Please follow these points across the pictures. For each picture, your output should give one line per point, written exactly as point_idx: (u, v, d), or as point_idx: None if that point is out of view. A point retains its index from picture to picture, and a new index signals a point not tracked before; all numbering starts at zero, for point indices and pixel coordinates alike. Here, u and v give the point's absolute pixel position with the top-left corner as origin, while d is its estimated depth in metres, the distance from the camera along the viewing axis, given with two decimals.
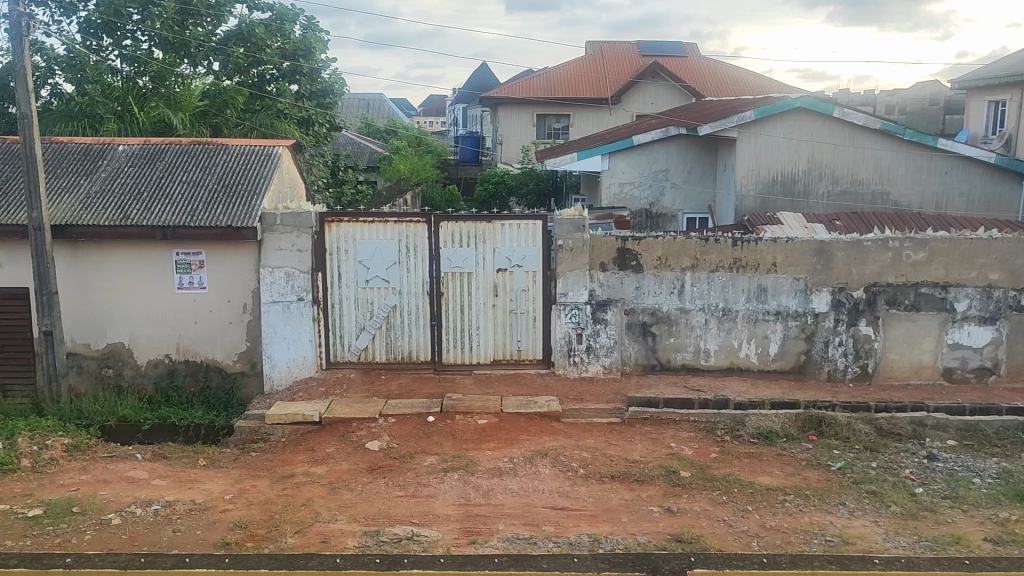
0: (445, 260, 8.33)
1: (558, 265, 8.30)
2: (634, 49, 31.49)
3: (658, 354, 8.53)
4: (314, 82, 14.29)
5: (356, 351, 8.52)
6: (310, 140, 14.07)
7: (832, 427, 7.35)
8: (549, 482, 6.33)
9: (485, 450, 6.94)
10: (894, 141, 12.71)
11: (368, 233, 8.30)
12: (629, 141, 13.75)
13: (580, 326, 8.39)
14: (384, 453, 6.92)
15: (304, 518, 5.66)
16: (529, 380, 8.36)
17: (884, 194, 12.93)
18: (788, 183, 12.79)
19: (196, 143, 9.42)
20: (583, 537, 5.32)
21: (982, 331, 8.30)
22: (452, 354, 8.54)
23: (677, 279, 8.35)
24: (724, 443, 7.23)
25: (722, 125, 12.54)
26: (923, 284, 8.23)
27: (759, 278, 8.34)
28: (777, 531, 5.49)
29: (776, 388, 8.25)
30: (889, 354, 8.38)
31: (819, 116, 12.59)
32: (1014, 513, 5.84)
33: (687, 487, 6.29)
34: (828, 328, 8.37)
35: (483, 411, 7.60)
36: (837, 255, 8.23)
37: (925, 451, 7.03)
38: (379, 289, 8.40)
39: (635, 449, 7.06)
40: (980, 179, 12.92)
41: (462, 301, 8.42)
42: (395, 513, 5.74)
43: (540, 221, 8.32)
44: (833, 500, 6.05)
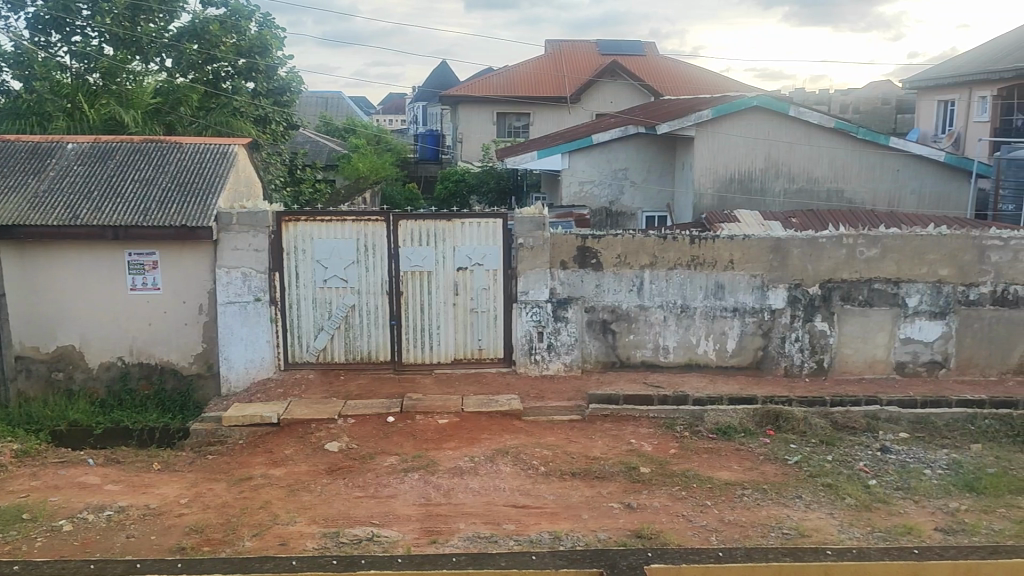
0: (404, 259, 8.29)
1: (518, 264, 8.31)
2: (593, 47, 31.61)
3: (618, 351, 8.59)
4: (270, 79, 14.11)
5: (314, 351, 8.45)
6: (267, 138, 13.85)
7: (789, 421, 7.45)
8: (509, 481, 6.34)
9: (445, 449, 6.92)
10: (847, 139, 12.95)
11: (326, 232, 8.25)
12: (588, 140, 13.80)
13: (540, 325, 8.42)
14: (344, 454, 6.88)
15: (262, 521, 5.60)
16: (490, 380, 8.36)
17: (839, 192, 13.15)
18: (745, 182, 12.93)
19: (148, 141, 9.27)
20: (544, 535, 5.34)
21: (932, 326, 8.48)
22: (412, 353, 8.50)
23: (637, 276, 8.41)
24: (683, 438, 7.31)
25: (680, 124, 12.62)
26: (876, 280, 8.37)
27: (716, 275, 8.43)
28: (735, 525, 5.56)
29: (733, 383, 8.35)
30: (844, 349, 8.53)
31: (775, 116, 12.75)
32: (964, 504, 6.00)
33: (647, 482, 6.34)
34: (784, 325, 8.49)
35: (443, 411, 7.59)
36: (793, 252, 8.36)
37: (879, 444, 7.18)
38: (337, 288, 8.34)
39: (595, 446, 7.09)
40: (929, 177, 13.24)
41: (422, 300, 8.39)
42: (355, 514, 5.71)
43: (499, 220, 8.33)
44: (790, 494, 6.14)
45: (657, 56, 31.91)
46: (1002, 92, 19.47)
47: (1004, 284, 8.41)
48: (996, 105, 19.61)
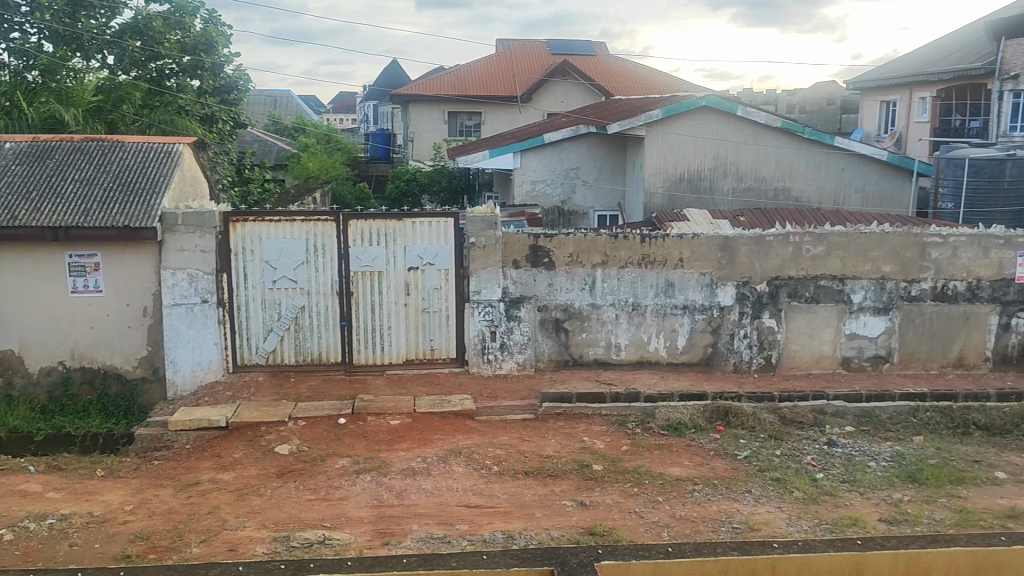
0: (355, 259, 8.22)
1: (470, 263, 8.30)
2: (544, 47, 31.71)
3: (571, 350, 8.63)
4: (216, 77, 13.87)
5: (264, 353, 8.34)
6: (213, 137, 13.65)
7: (738, 417, 7.56)
8: (462, 481, 6.33)
9: (397, 450, 6.89)
10: (794, 138, 13.18)
11: (274, 232, 8.15)
12: (540, 139, 13.82)
13: (493, 324, 8.42)
14: (294, 457, 6.80)
15: (210, 527, 5.52)
16: (443, 380, 8.34)
17: (786, 191, 13.38)
18: (694, 181, 13.08)
19: (89, 140, 9.07)
20: (497, 535, 5.35)
21: (876, 322, 8.67)
22: (363, 354, 8.43)
23: (589, 275, 8.47)
24: (635, 435, 7.37)
25: (631, 124, 12.71)
26: (821, 277, 8.54)
27: (666, 274, 8.52)
28: (686, 520, 5.63)
29: (684, 380, 8.45)
30: (792, 345, 8.68)
31: (723, 115, 12.91)
32: (907, 495, 6.15)
33: (599, 479, 6.39)
34: (733, 321, 8.61)
35: (395, 411, 7.55)
36: (741, 250, 8.48)
37: (826, 438, 7.32)
38: (287, 289, 8.25)
39: (548, 445, 7.11)
40: (873, 176, 13.55)
41: (373, 301, 8.33)
42: (306, 517, 5.66)
43: (450, 219, 8.32)
44: (739, 488, 6.23)
45: (608, 56, 32.12)
46: (941, 93, 20.15)
47: (944, 280, 8.63)
48: (936, 105, 20.29)
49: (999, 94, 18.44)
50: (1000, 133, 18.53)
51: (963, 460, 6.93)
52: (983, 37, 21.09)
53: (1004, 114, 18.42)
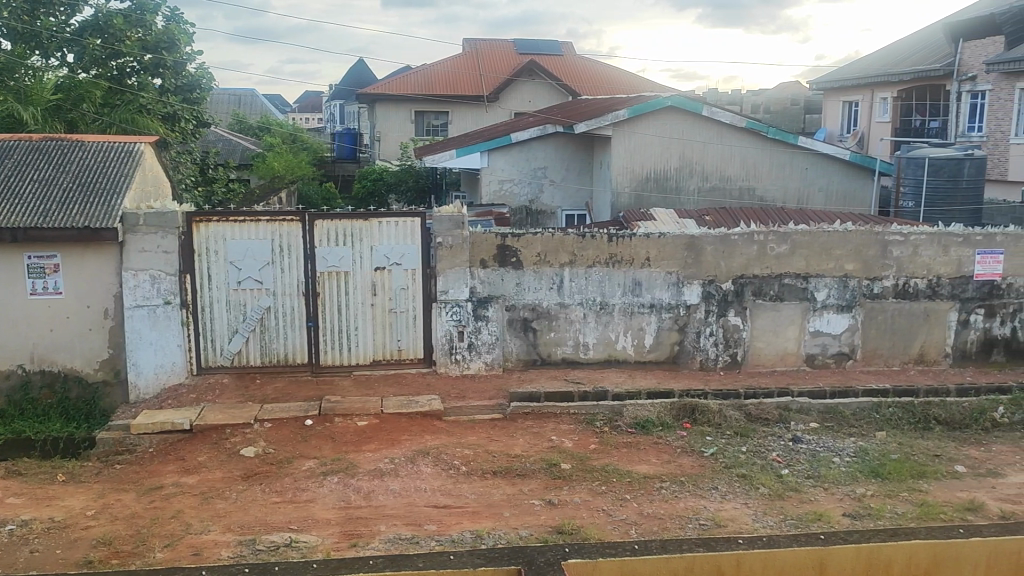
0: (321, 259, 8.17)
1: (437, 263, 8.28)
2: (511, 46, 31.75)
3: (539, 349, 8.64)
4: (178, 76, 13.69)
5: (229, 355, 8.26)
6: (176, 136, 13.47)
7: (704, 414, 7.62)
8: (430, 481, 6.31)
9: (365, 452, 6.86)
10: (758, 138, 13.31)
11: (239, 232, 8.07)
12: (507, 138, 13.81)
13: (460, 324, 8.41)
14: (260, 459, 6.73)
15: (174, 531, 5.45)
16: (411, 380, 8.31)
17: (751, 190, 13.51)
18: (661, 180, 13.15)
19: (48, 139, 8.89)
20: (466, 535, 5.35)
21: (840, 319, 8.79)
22: (330, 355, 8.38)
23: (557, 274, 8.49)
24: (603, 434, 7.40)
25: (598, 124, 12.76)
26: (786, 275, 8.64)
27: (634, 273, 8.56)
28: (653, 518, 5.67)
29: (651, 378, 8.50)
30: (757, 343, 8.77)
31: (689, 116, 13.00)
32: (870, 489, 6.25)
33: (567, 478, 6.41)
34: (699, 320, 8.68)
35: (362, 412, 7.51)
36: (707, 249, 8.54)
37: (790, 434, 7.41)
38: (252, 290, 8.17)
39: (516, 444, 7.12)
40: (836, 175, 13.74)
41: (340, 301, 8.28)
42: (273, 520, 5.61)
43: (418, 219, 8.29)
44: (706, 485, 6.29)
45: (574, 56, 32.20)
46: (901, 93, 20.47)
47: (905, 277, 8.77)
48: (896, 105, 20.63)
49: (957, 95, 18.84)
50: (958, 133, 18.94)
51: (924, 454, 7.06)
52: (939, 39, 21.61)
53: (962, 115, 18.84)
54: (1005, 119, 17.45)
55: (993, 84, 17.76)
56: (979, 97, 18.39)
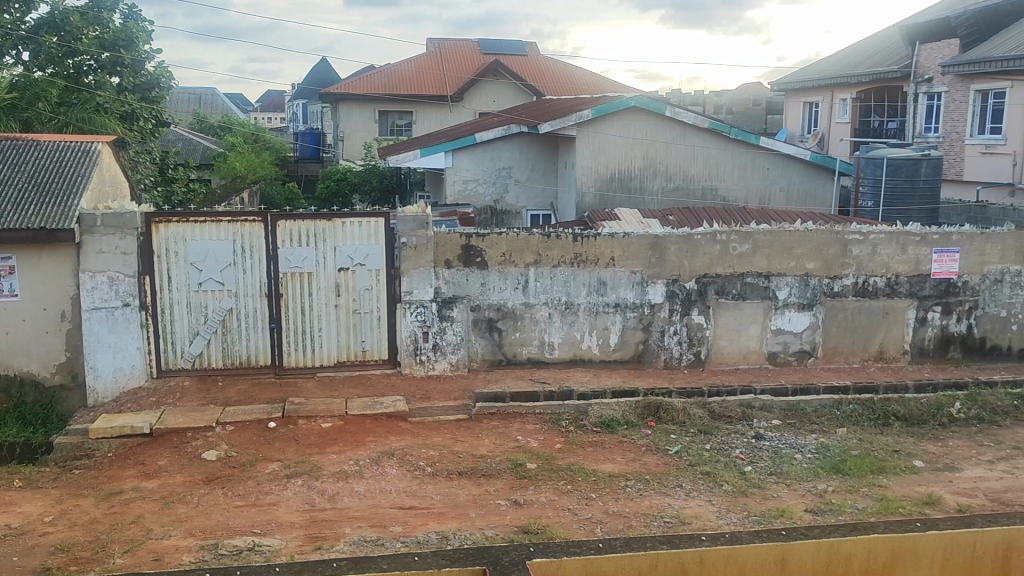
0: (284, 260, 8.09)
1: (401, 264, 8.25)
2: (476, 46, 31.73)
3: (505, 349, 8.65)
4: (137, 74, 13.51)
5: (190, 357, 8.16)
6: (134, 135, 13.32)
7: (668, 413, 7.68)
8: (395, 482, 6.29)
9: (329, 454, 6.80)
10: (721, 139, 13.44)
11: (200, 233, 7.97)
12: (471, 138, 13.77)
13: (425, 325, 8.39)
14: (222, 462, 6.65)
15: (134, 536, 5.36)
16: (376, 381, 8.27)
17: (714, 190, 13.63)
18: (625, 180, 13.21)
19: (3, 139, 8.75)
20: (431, 536, 5.33)
21: (801, 317, 8.90)
22: (293, 357, 8.31)
23: (522, 274, 8.49)
24: (568, 433, 7.42)
25: (562, 124, 12.81)
26: (748, 274, 8.73)
27: (599, 272, 8.60)
28: (619, 516, 5.70)
29: (616, 377, 8.54)
30: (720, 341, 8.86)
31: (652, 116, 13.08)
32: (831, 485, 6.34)
33: (533, 478, 6.41)
34: (663, 319, 8.74)
35: (327, 414, 7.45)
36: (670, 248, 8.60)
37: (754, 431, 7.49)
38: (213, 291, 8.08)
39: (482, 444, 7.11)
40: (796, 175, 13.92)
41: (303, 302, 8.21)
42: (235, 524, 5.54)
43: (382, 219, 8.24)
44: (671, 483, 6.33)
45: (539, 56, 32.26)
46: (860, 94, 20.85)
47: (864, 276, 8.91)
48: (855, 106, 20.99)
49: (914, 96, 19.19)
50: (916, 133, 19.28)
51: (883, 450, 7.18)
52: (897, 42, 21.99)
53: (919, 116, 19.18)
54: (960, 120, 17.79)
55: (948, 86, 18.11)
56: (935, 98, 18.74)
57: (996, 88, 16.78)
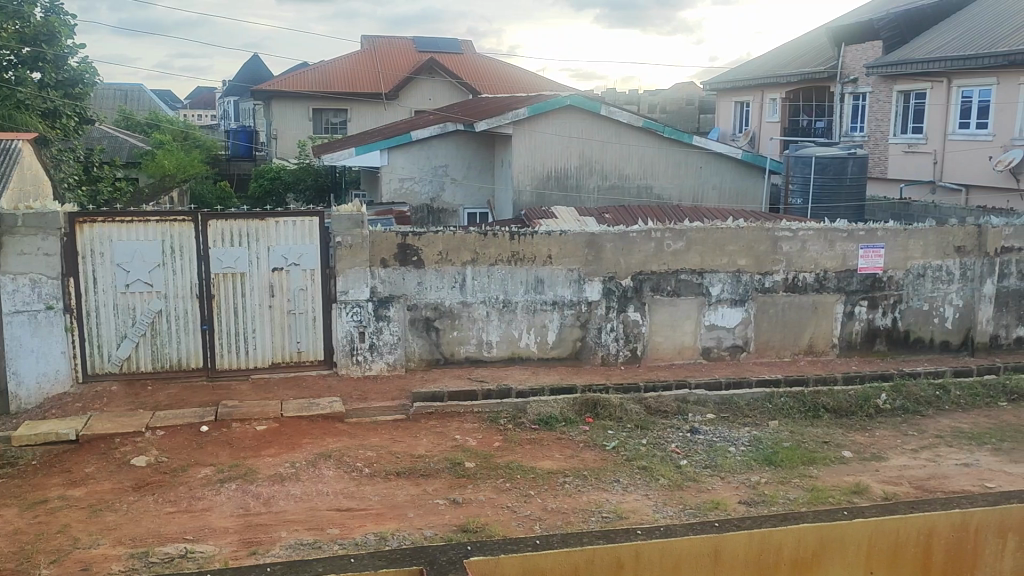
0: (215, 260, 7.93)
1: (336, 263, 8.16)
2: (411, 43, 31.55)
3: (442, 348, 8.62)
4: (58, 70, 13.05)
5: (117, 361, 7.93)
6: (57, 133, 12.91)
7: (606, 409, 7.75)
8: (332, 484, 6.22)
9: (264, 457, 6.69)
10: (654, 138, 13.62)
11: (126, 233, 7.77)
12: (408, 136, 13.67)
13: (361, 325, 8.31)
14: (152, 468, 6.48)
15: (60, 546, 5.20)
16: (312, 383, 8.16)
17: (648, 188, 13.81)
18: (561, 179, 13.27)
19: None
20: (369, 537, 5.29)
21: (733, 313, 9.09)
22: (226, 359, 8.16)
23: (458, 273, 8.48)
24: (507, 431, 7.44)
25: (498, 123, 12.81)
26: (682, 271, 8.87)
27: (536, 270, 8.63)
28: (558, 512, 5.74)
29: (554, 374, 8.59)
30: (655, 337, 8.99)
31: (588, 115, 13.17)
32: (764, 477, 6.48)
33: (472, 477, 6.41)
34: (600, 316, 8.82)
35: (261, 417, 7.32)
36: (607, 246, 8.69)
37: (689, 426, 7.62)
38: (141, 293, 7.88)
39: (419, 444, 7.07)
40: (728, 173, 14.19)
41: (236, 303, 8.06)
42: (166, 531, 5.41)
43: (316, 218, 8.14)
44: (608, 478, 6.40)
45: (475, 54, 32.25)
46: (790, 94, 21.38)
47: (794, 272, 9.13)
48: (785, 106, 21.51)
49: (841, 96, 19.74)
50: (842, 133, 19.87)
51: (814, 441, 7.37)
52: (824, 43, 22.58)
53: (846, 115, 19.74)
54: (884, 120, 18.35)
55: (873, 87, 18.67)
56: (861, 98, 19.31)
57: (917, 89, 17.35)
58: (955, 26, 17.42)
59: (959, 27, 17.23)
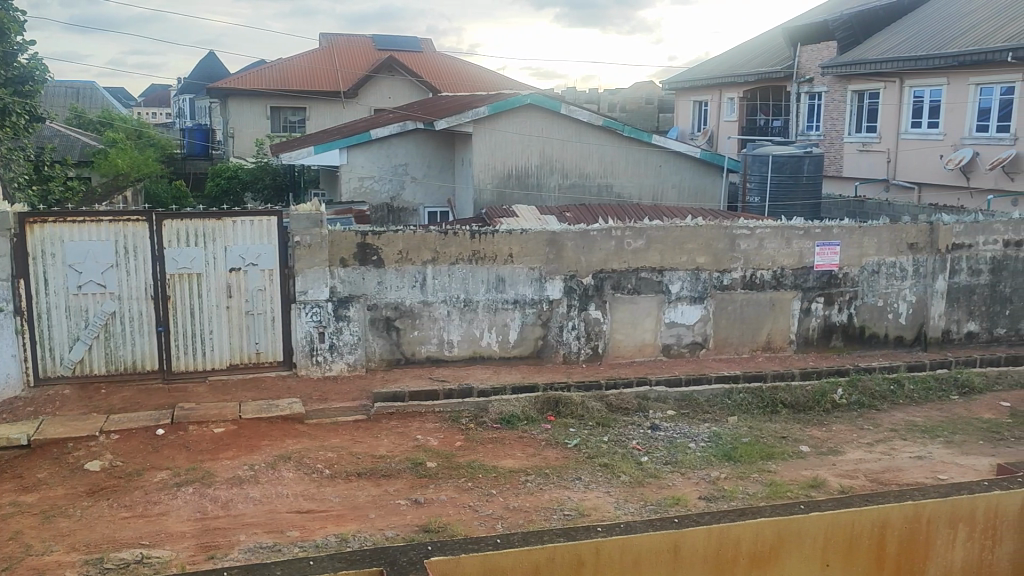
0: (170, 261, 7.81)
1: (295, 262, 8.08)
2: (370, 41, 31.35)
3: (402, 348, 8.58)
4: (8, 67, 12.71)
5: (70, 363, 7.78)
6: (6, 132, 12.58)
7: (567, 406, 7.77)
8: (291, 486, 6.16)
9: (221, 460, 6.59)
10: (614, 136, 13.69)
11: (79, 233, 7.61)
12: (367, 135, 13.57)
13: (321, 325, 8.24)
14: (107, 473, 6.36)
15: (11, 554, 5.07)
16: (271, 384, 8.07)
17: (609, 186, 13.89)
18: (522, 177, 13.27)
19: None
20: (330, 539, 5.25)
21: (692, 310, 9.17)
22: (182, 361, 8.03)
23: (419, 272, 8.44)
24: (468, 430, 7.42)
25: (458, 121, 12.76)
26: (642, 269, 8.93)
27: (497, 269, 8.63)
28: (520, 511, 5.75)
29: (516, 373, 8.60)
30: (617, 335, 9.04)
31: (548, 114, 13.18)
32: (723, 472, 6.56)
33: (433, 476, 6.39)
34: (561, 314, 8.85)
35: (218, 419, 7.22)
36: (567, 245, 8.71)
37: (650, 422, 7.68)
38: (94, 294, 7.73)
39: (381, 444, 7.03)
40: (687, 172, 14.31)
41: (192, 303, 7.95)
42: (121, 537, 5.32)
43: (274, 217, 8.05)
44: (569, 476, 6.41)
45: (434, 53, 32.15)
46: (747, 94, 21.63)
47: (751, 269, 9.24)
48: (742, 105, 21.78)
49: (797, 95, 20.02)
50: (798, 132, 20.16)
51: (772, 436, 7.47)
52: (780, 43, 22.89)
53: (801, 115, 20.04)
54: (838, 119, 18.65)
55: (828, 87, 18.96)
56: (816, 97, 19.62)
57: (871, 89, 17.66)
58: (906, 27, 17.77)
59: (911, 28, 17.57)
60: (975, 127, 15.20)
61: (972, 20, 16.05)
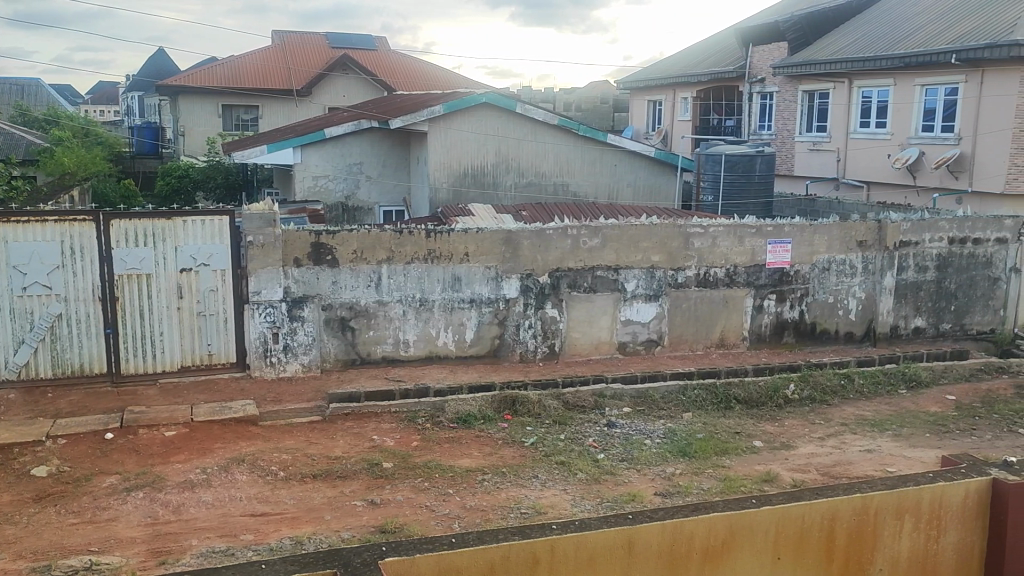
0: (119, 261, 7.67)
1: (248, 262, 7.97)
2: (324, 39, 31.05)
3: (358, 349, 8.52)
4: None
5: (14, 367, 7.58)
6: None
7: (525, 405, 7.78)
8: (245, 489, 6.08)
9: (173, 463, 6.48)
10: (570, 136, 13.74)
11: (23, 233, 7.43)
12: (322, 133, 13.44)
13: (275, 326, 8.14)
14: (54, 478, 6.21)
15: None
16: (224, 386, 7.95)
17: (565, 185, 13.94)
18: (478, 176, 13.25)
19: None
20: (285, 541, 5.19)
21: (648, 308, 9.25)
22: (132, 363, 7.88)
23: (374, 272, 8.39)
24: (425, 430, 7.39)
25: (413, 119, 12.69)
26: (598, 267, 8.98)
27: (453, 268, 8.61)
28: (477, 510, 5.75)
29: (472, 372, 8.59)
30: (573, 334, 9.09)
31: (504, 112, 13.18)
32: (679, 468, 6.63)
33: (389, 477, 6.35)
34: (518, 312, 8.86)
35: (170, 422, 7.10)
36: (523, 244, 8.73)
37: (606, 420, 7.73)
38: (39, 296, 7.55)
39: (336, 445, 6.98)
40: (642, 171, 14.41)
41: (141, 304, 7.81)
42: (69, 543, 5.20)
43: (226, 217, 7.94)
44: (526, 474, 6.43)
45: (389, 51, 31.97)
46: (700, 93, 21.85)
47: (705, 267, 9.34)
48: (695, 105, 21.99)
49: (749, 95, 20.29)
50: (750, 132, 20.43)
51: (725, 432, 7.57)
52: (732, 44, 23.19)
53: (754, 114, 20.32)
54: (790, 119, 18.94)
55: (779, 87, 19.26)
56: (768, 97, 19.91)
57: (821, 89, 17.98)
58: (855, 29, 18.12)
59: (860, 29, 17.93)
60: (920, 127, 15.55)
61: (918, 22, 16.42)
